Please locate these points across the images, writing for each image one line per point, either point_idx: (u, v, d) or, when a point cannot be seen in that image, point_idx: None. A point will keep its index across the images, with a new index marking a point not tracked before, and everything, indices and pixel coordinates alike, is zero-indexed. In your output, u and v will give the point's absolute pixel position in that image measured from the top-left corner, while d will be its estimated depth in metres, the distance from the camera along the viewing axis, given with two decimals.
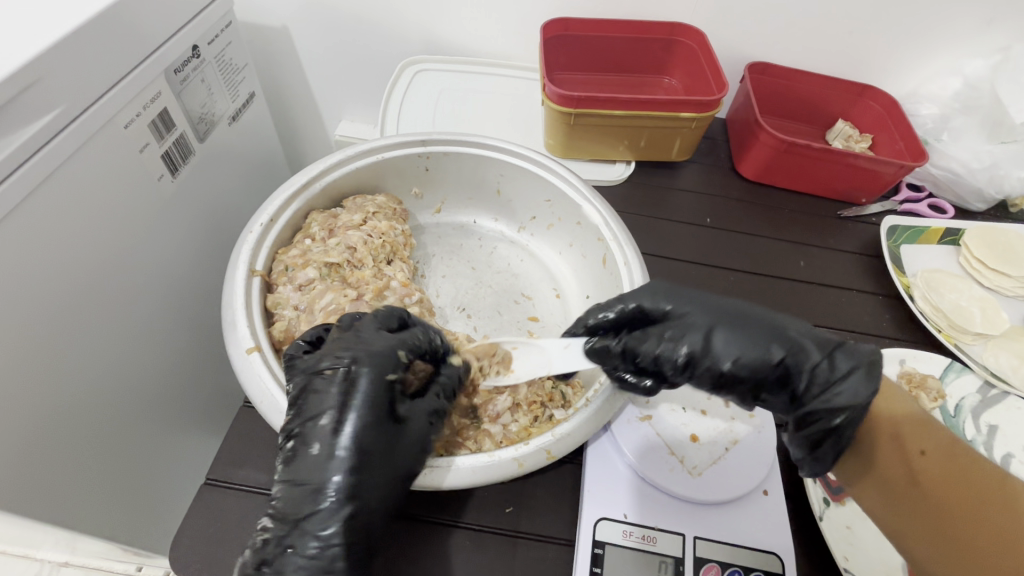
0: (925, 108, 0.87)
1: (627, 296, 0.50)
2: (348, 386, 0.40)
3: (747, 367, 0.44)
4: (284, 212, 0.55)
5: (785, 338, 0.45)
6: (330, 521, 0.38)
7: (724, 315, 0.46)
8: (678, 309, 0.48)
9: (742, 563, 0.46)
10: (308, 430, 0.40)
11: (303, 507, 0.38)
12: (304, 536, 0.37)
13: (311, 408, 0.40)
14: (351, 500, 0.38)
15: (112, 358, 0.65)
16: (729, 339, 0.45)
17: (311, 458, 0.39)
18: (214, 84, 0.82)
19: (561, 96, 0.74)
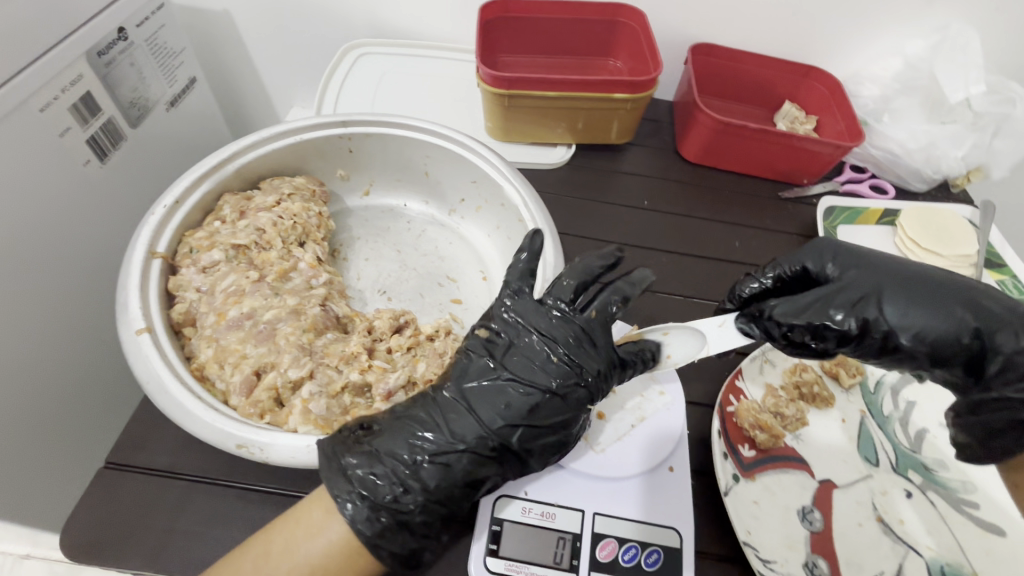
0: (867, 88, 0.87)
1: (801, 257, 0.53)
2: (546, 375, 0.43)
3: (927, 333, 0.43)
4: (192, 194, 0.55)
5: (971, 308, 0.43)
6: (457, 474, 0.42)
7: (912, 283, 0.46)
8: (848, 269, 0.48)
9: (640, 538, 0.46)
10: (480, 395, 0.43)
11: (441, 451, 0.41)
12: (425, 473, 0.41)
13: (490, 395, 0.43)
14: (485, 471, 0.42)
15: (34, 348, 0.64)
16: (909, 303, 0.44)
17: (479, 423, 0.42)
18: (146, 68, 0.80)
19: (495, 77, 0.73)
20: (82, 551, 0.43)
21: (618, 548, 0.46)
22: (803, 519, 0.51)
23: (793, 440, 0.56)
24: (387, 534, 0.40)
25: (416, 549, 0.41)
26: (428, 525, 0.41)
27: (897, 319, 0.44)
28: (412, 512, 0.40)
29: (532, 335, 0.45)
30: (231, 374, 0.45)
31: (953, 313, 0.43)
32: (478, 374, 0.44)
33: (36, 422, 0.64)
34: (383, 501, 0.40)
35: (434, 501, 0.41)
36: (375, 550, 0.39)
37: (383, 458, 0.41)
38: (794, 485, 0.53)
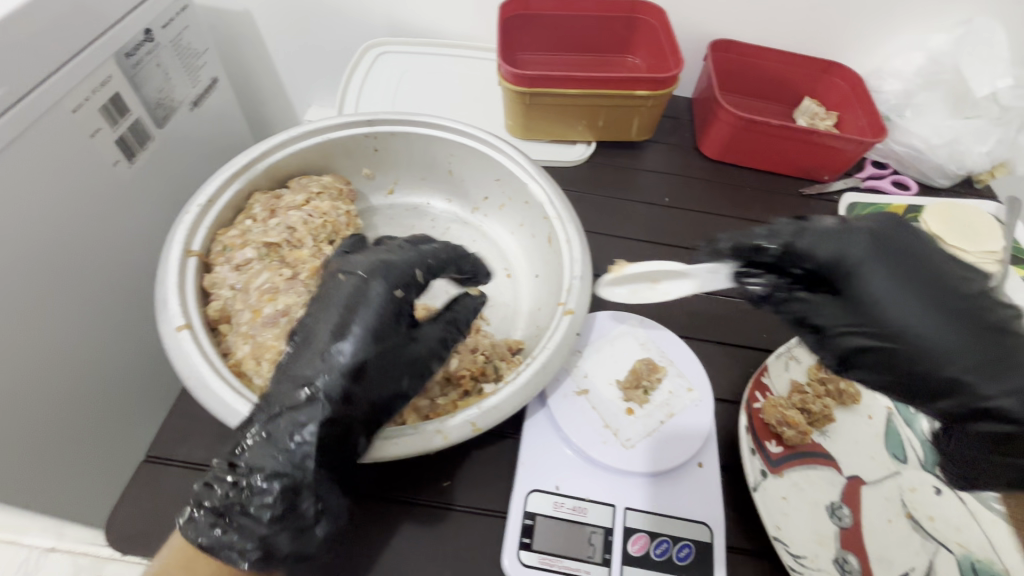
0: (889, 84, 0.86)
1: (821, 230, 0.38)
2: (350, 302, 0.43)
3: (918, 379, 0.35)
4: (224, 193, 0.56)
5: (986, 359, 0.34)
6: (277, 441, 0.39)
7: (940, 310, 0.35)
8: (871, 269, 0.36)
9: (671, 532, 0.46)
10: (312, 338, 0.43)
11: (263, 433, 0.40)
12: (250, 455, 0.39)
13: (321, 332, 0.42)
14: (304, 425, 0.40)
15: (70, 344, 0.65)
16: (922, 341, 0.35)
17: (292, 378, 0.41)
18: (171, 68, 0.81)
19: (516, 75, 0.73)
20: (126, 541, 0.44)
21: (649, 542, 0.46)
22: (832, 515, 0.51)
23: (820, 436, 0.57)
24: (240, 534, 0.38)
25: (269, 536, 0.38)
26: (275, 508, 0.38)
27: (891, 355, 0.36)
28: (252, 499, 0.38)
29: (329, 279, 0.45)
30: (268, 369, 0.46)
31: (953, 346, 0.34)
32: (309, 317, 0.44)
33: (72, 417, 0.66)
34: (217, 504, 0.39)
35: (276, 480, 0.39)
36: (225, 557, 0.38)
37: (214, 470, 0.41)
38: (823, 482, 0.53)
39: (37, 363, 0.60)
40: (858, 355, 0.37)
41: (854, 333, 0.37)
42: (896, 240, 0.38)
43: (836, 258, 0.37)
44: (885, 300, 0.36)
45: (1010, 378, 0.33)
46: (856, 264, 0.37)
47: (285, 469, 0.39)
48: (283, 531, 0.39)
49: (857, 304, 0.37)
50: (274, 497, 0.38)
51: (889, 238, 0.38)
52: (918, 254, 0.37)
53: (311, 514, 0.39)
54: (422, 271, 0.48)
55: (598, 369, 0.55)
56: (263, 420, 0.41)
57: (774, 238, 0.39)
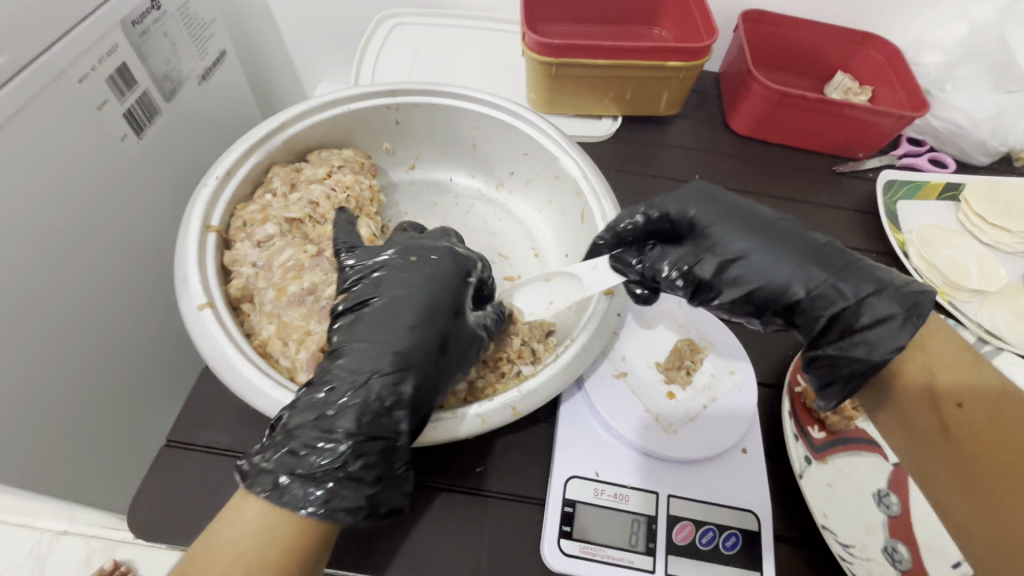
0: (928, 56, 0.82)
1: (678, 196, 0.50)
2: (413, 279, 0.43)
3: (761, 299, 0.45)
4: (241, 166, 0.53)
5: (804, 273, 0.43)
6: (371, 401, 0.38)
7: (746, 240, 0.46)
8: (699, 217, 0.48)
9: (717, 521, 0.44)
10: (369, 314, 0.42)
11: (351, 400, 0.38)
12: (347, 418, 0.37)
13: (381, 307, 0.42)
14: (398, 388, 0.39)
15: (80, 326, 0.63)
16: (742, 265, 0.45)
17: (371, 347, 0.40)
18: (178, 40, 0.78)
19: (541, 44, 0.69)
20: (149, 529, 0.42)
21: (695, 531, 0.44)
22: (879, 504, 0.49)
23: (863, 422, 0.54)
24: (347, 495, 0.37)
25: (375, 494, 0.38)
26: (376, 467, 0.38)
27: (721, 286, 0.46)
28: (349, 462, 0.37)
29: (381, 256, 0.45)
30: (296, 351, 0.44)
31: (793, 263, 0.44)
32: (361, 293, 0.43)
33: (86, 401, 0.64)
34: (314, 468, 0.36)
35: (375, 441, 0.38)
36: (332, 518, 0.35)
37: (294, 440, 0.37)
38: (866, 467, 0.51)
39: (47, 346, 0.58)
40: (717, 288, 0.46)
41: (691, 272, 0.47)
42: (717, 198, 0.49)
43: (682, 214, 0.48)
44: (722, 231, 0.47)
45: (857, 283, 0.42)
46: (694, 215, 0.48)
47: (384, 431, 0.38)
48: (383, 490, 0.38)
49: (699, 242, 0.48)
50: (375, 458, 0.38)
51: (717, 199, 0.49)
52: (734, 207, 0.48)
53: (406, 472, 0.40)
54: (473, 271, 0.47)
55: (636, 350, 0.52)
56: (347, 387, 0.39)
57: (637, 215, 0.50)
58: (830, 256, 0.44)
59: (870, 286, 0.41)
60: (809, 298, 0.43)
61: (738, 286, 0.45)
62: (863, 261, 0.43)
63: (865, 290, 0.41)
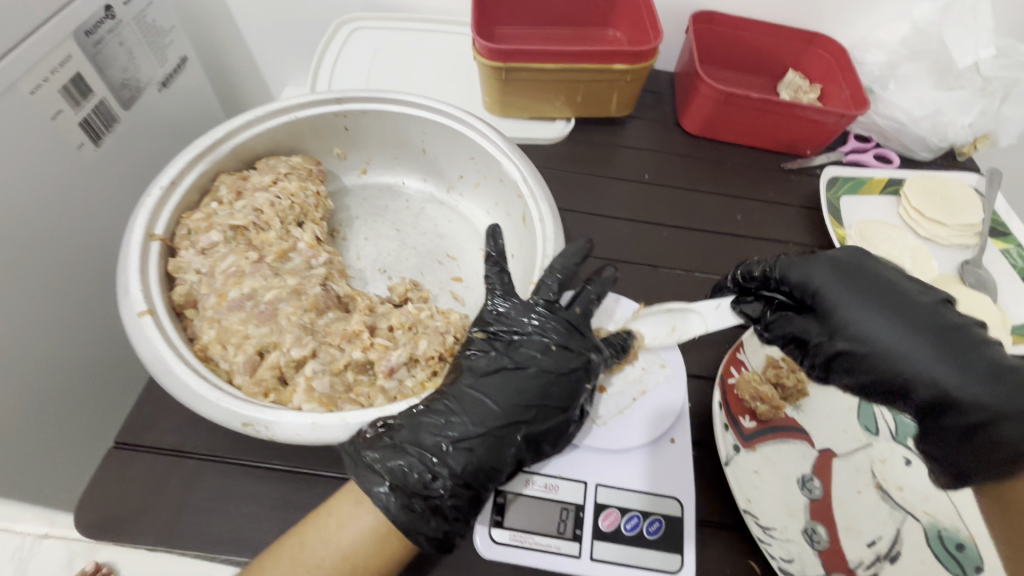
0: (872, 55, 0.85)
1: (800, 263, 0.46)
2: (548, 359, 0.46)
3: (893, 381, 0.39)
4: (187, 175, 0.54)
5: (946, 369, 0.38)
6: (480, 455, 0.42)
7: (859, 323, 0.41)
8: (826, 289, 0.43)
9: (641, 507, 0.47)
10: (509, 374, 0.45)
11: (469, 446, 0.42)
12: (450, 458, 0.41)
13: (514, 372, 0.45)
14: (513, 452, 0.43)
15: (36, 332, 0.64)
16: (875, 347, 0.40)
17: (498, 407, 0.44)
18: (135, 47, 0.79)
19: (491, 50, 0.71)
20: (95, 527, 0.44)
21: (620, 518, 0.46)
22: (802, 487, 0.51)
23: (794, 411, 0.56)
24: (416, 514, 0.39)
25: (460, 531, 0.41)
26: (462, 513, 0.41)
27: (867, 364, 0.40)
28: (446, 495, 0.40)
29: (542, 330, 0.47)
30: (234, 354, 0.46)
31: (929, 356, 0.38)
32: (504, 351, 0.47)
33: (44, 404, 0.65)
34: (415, 488, 0.40)
35: (470, 489, 0.41)
36: (416, 539, 0.39)
37: (406, 453, 0.41)
38: (794, 454, 0.53)
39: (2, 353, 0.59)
40: (842, 360, 0.42)
41: (820, 342, 0.43)
42: (865, 269, 0.44)
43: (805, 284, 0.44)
44: (848, 310, 0.42)
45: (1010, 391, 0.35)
46: (819, 285, 0.44)
47: (481, 485, 0.42)
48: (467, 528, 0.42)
49: (827, 320, 0.43)
50: (466, 505, 0.41)
51: (855, 270, 0.44)
52: (872, 281, 0.43)
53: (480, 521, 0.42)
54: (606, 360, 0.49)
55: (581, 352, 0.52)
56: (466, 431, 0.42)
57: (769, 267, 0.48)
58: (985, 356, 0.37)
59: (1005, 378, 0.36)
60: (937, 396, 0.38)
61: (862, 371, 0.41)
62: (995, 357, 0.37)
63: (993, 382, 0.36)
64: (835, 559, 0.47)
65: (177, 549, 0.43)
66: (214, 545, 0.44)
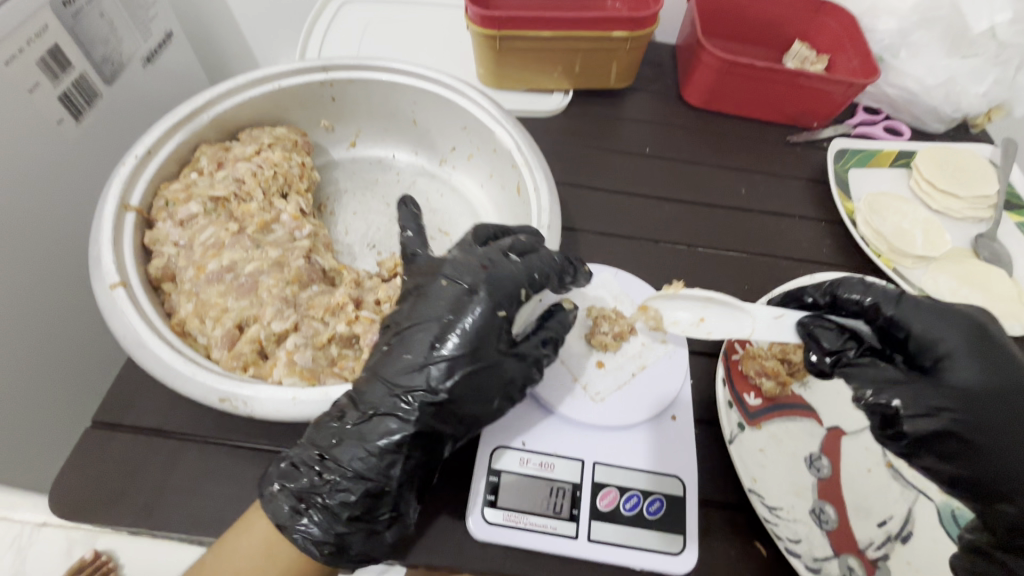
0: (883, 22, 0.79)
1: (930, 311, 0.41)
2: (445, 312, 0.42)
3: (987, 468, 0.37)
4: (165, 144, 0.52)
5: None
6: (369, 440, 0.39)
7: (976, 409, 0.38)
8: (959, 358, 0.39)
9: (641, 486, 0.45)
10: (408, 341, 0.41)
11: (357, 433, 0.39)
12: (340, 453, 0.39)
13: (411, 339, 0.41)
14: (403, 430, 0.39)
15: (14, 310, 0.62)
16: (999, 444, 0.37)
17: (386, 384, 0.40)
18: (118, 21, 0.75)
19: (484, 17, 0.67)
20: (72, 508, 0.42)
21: (619, 497, 0.44)
22: (810, 467, 0.49)
23: (800, 388, 0.54)
24: (293, 515, 0.38)
25: (345, 535, 0.38)
26: (353, 506, 0.38)
27: (985, 461, 0.37)
28: (330, 494, 0.38)
29: (434, 286, 0.43)
30: (212, 328, 0.44)
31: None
32: (407, 317, 0.43)
33: (26, 387, 0.63)
34: (300, 490, 0.38)
35: (361, 481, 0.38)
36: (298, 543, 0.37)
37: (297, 452, 0.40)
38: (801, 432, 0.51)
39: None
40: (934, 433, 0.38)
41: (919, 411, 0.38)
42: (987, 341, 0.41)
43: (930, 338, 0.40)
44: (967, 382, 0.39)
45: None
46: (951, 349, 0.40)
47: (369, 474, 0.38)
48: (356, 531, 0.39)
49: (947, 388, 0.39)
50: (355, 499, 0.38)
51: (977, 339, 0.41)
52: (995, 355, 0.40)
53: (383, 517, 0.39)
54: (528, 289, 0.44)
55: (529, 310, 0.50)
56: (354, 418, 0.39)
57: (886, 305, 0.43)
58: None
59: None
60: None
61: (950, 448, 0.38)
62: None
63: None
64: (844, 539, 0.45)
65: (159, 530, 0.42)
66: (195, 526, 0.42)
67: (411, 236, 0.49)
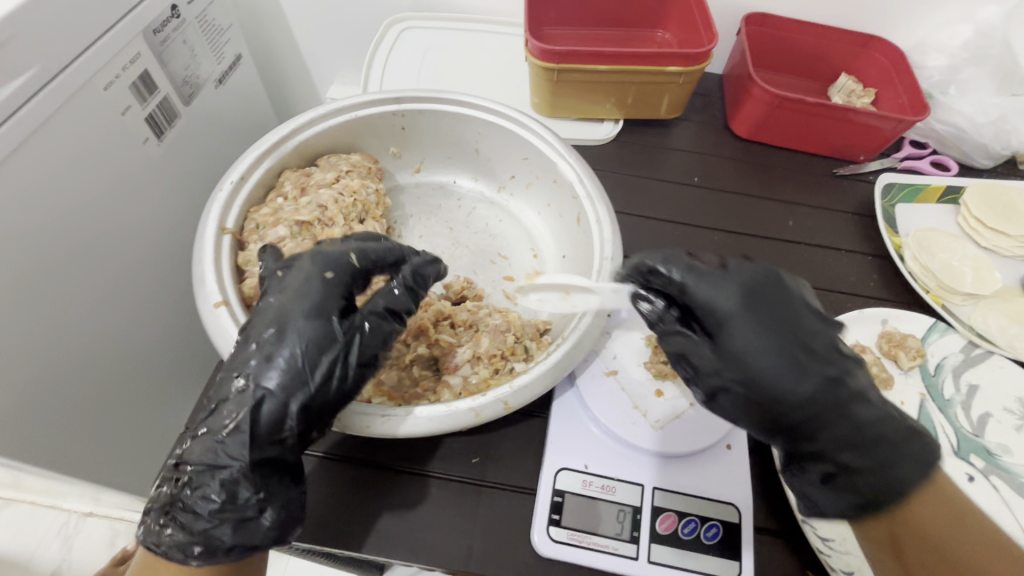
0: (932, 59, 0.82)
1: (705, 279, 0.43)
2: (274, 296, 0.44)
3: (781, 417, 0.41)
4: (255, 171, 0.56)
5: (826, 416, 0.41)
6: (214, 432, 0.40)
7: (763, 365, 0.40)
8: (738, 321, 0.41)
9: (699, 512, 0.47)
10: (244, 331, 0.43)
11: (205, 430, 0.41)
12: (191, 455, 0.41)
13: (242, 335, 0.43)
14: (238, 412, 0.40)
15: (99, 315, 0.66)
16: (782, 395, 0.40)
17: (225, 373, 0.42)
18: (196, 46, 0.80)
19: (544, 51, 0.71)
20: None
21: (678, 522, 0.46)
22: None
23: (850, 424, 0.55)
24: (162, 531, 0.40)
25: (210, 531, 0.40)
26: (215, 501, 0.39)
27: (770, 408, 0.41)
28: (188, 495, 0.40)
29: (273, 280, 0.46)
30: None
31: (807, 400, 0.40)
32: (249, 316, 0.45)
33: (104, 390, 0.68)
34: (163, 504, 0.41)
35: (214, 471, 0.40)
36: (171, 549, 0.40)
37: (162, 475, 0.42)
38: None
39: (57, 332, 0.60)
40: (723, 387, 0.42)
41: (705, 364, 0.43)
42: (769, 293, 0.43)
43: (714, 304, 0.42)
44: (744, 341, 0.41)
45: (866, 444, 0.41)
46: (730, 315, 0.41)
47: (221, 463, 0.40)
48: (224, 525, 0.40)
49: (725, 355, 0.42)
50: (211, 489, 0.40)
51: (765, 293, 0.42)
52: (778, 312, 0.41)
53: (250, 505, 0.40)
54: (357, 256, 0.47)
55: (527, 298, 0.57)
56: (201, 417, 0.42)
57: (675, 269, 0.44)
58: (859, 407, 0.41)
59: (877, 441, 0.41)
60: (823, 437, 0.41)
61: (739, 402, 0.42)
62: (888, 424, 0.41)
63: (860, 442, 0.41)
64: None
65: None
66: None
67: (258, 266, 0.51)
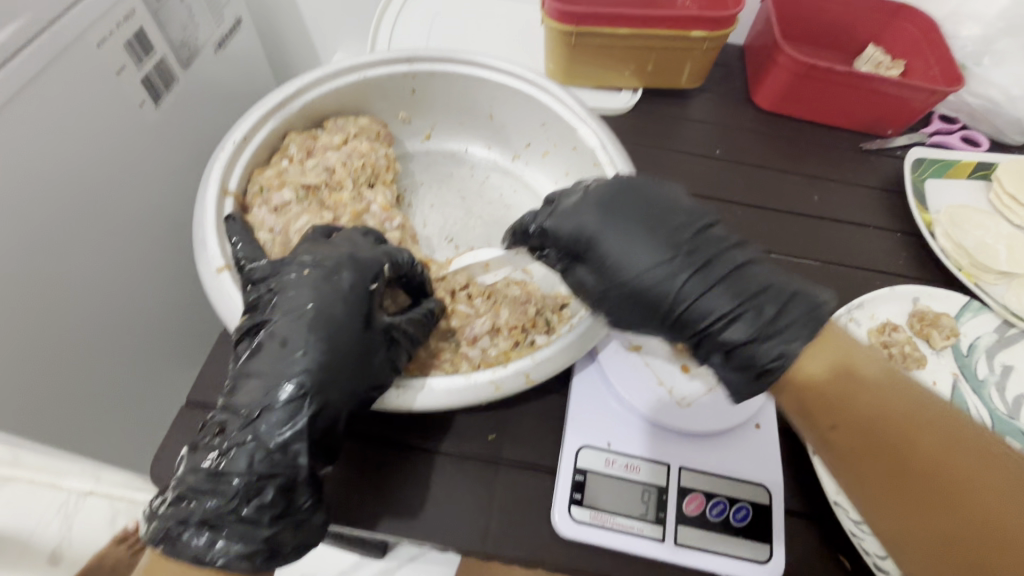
0: (968, 28, 0.79)
1: (562, 208, 0.45)
2: (308, 299, 0.40)
3: (669, 322, 0.42)
4: (258, 131, 0.53)
5: (710, 300, 0.40)
6: (262, 442, 0.37)
7: (637, 271, 0.42)
8: (600, 237, 0.43)
9: (727, 493, 0.45)
10: (275, 334, 0.39)
11: (247, 439, 0.37)
12: (234, 466, 0.37)
13: (270, 338, 0.39)
14: (291, 420, 0.37)
15: (95, 287, 0.64)
16: (659, 292, 0.41)
17: (261, 379, 0.38)
18: (195, 6, 0.76)
19: (562, 12, 0.67)
20: None
21: (706, 503, 0.44)
22: None
23: None
24: (205, 543, 0.37)
25: (272, 537, 0.38)
26: (274, 508, 0.38)
27: (659, 310, 0.41)
28: (241, 506, 0.37)
29: (295, 276, 0.41)
30: None
31: (682, 290, 0.40)
32: (268, 316, 0.40)
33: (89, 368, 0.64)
34: (203, 517, 0.37)
35: (269, 479, 0.37)
36: (220, 564, 0.37)
37: (185, 488, 0.38)
38: None
39: (48, 304, 0.57)
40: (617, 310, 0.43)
41: (599, 288, 0.44)
42: (626, 199, 0.44)
43: (574, 231, 0.43)
44: (615, 255, 0.42)
45: (754, 313, 0.39)
46: (594, 234, 0.43)
47: (277, 470, 0.37)
48: (284, 529, 0.39)
49: (605, 274, 0.43)
50: (270, 499, 0.37)
51: (617, 202, 0.44)
52: (633, 217, 0.43)
53: (309, 506, 0.39)
54: (391, 266, 0.45)
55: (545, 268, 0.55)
56: (237, 426, 0.38)
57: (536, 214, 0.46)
58: (738, 279, 0.40)
59: (760, 302, 0.39)
60: (711, 326, 0.40)
61: (635, 317, 0.43)
62: (773, 285, 0.40)
63: (739, 310, 0.39)
64: None
65: None
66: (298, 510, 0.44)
67: (243, 249, 0.45)
